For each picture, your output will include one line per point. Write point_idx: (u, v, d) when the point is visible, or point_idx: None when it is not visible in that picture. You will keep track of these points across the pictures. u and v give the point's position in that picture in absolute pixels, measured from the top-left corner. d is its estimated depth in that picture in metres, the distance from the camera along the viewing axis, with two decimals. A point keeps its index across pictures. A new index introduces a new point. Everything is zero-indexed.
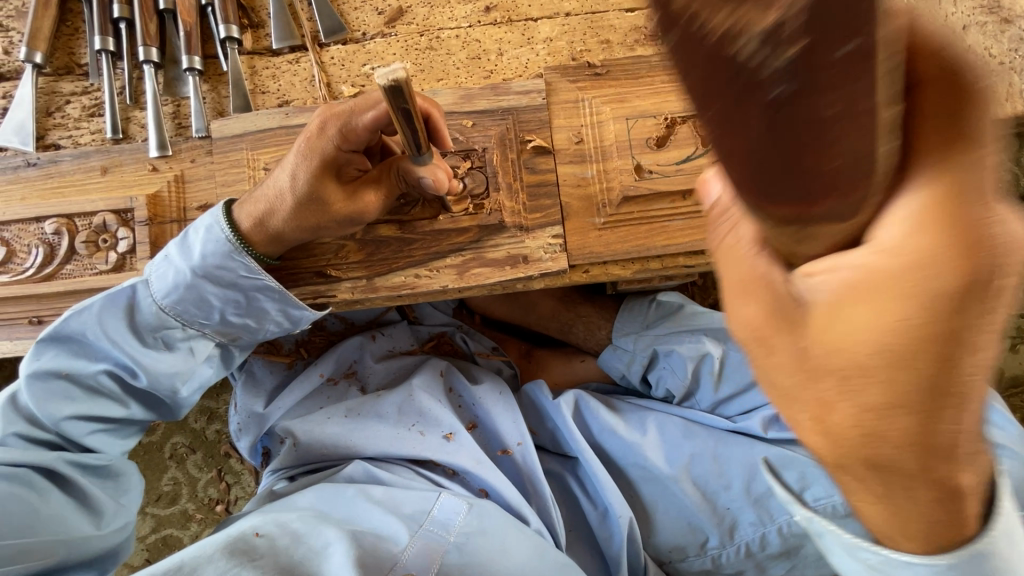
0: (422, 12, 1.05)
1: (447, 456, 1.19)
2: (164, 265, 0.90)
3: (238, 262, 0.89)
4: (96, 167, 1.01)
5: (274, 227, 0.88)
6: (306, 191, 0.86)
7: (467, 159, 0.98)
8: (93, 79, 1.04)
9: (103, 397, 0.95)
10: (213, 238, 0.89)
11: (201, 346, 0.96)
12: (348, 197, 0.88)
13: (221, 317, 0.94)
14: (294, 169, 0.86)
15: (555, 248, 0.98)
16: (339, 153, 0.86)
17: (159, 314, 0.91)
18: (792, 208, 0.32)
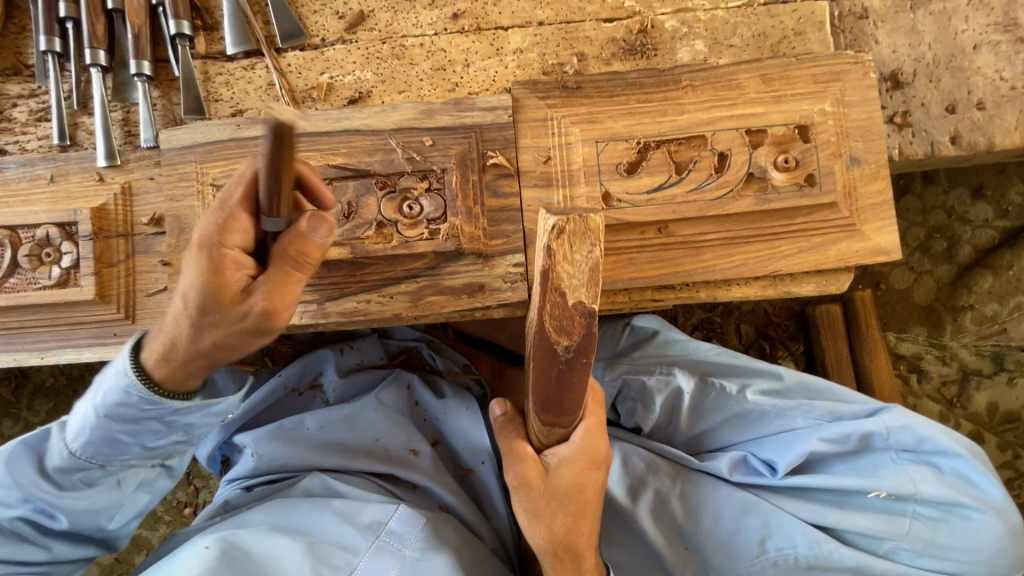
0: (385, 17, 0.99)
1: (408, 470, 1.16)
2: (74, 408, 0.84)
3: (137, 397, 0.79)
4: (41, 176, 0.97)
5: (182, 352, 0.77)
6: (194, 305, 0.73)
7: (425, 180, 0.93)
8: (40, 82, 1.00)
9: (29, 543, 0.90)
10: (112, 380, 0.80)
11: (128, 479, 0.90)
12: (239, 298, 0.73)
13: (140, 448, 0.86)
14: (183, 287, 0.74)
15: (515, 278, 0.93)
16: (223, 249, 0.71)
17: (72, 459, 0.85)
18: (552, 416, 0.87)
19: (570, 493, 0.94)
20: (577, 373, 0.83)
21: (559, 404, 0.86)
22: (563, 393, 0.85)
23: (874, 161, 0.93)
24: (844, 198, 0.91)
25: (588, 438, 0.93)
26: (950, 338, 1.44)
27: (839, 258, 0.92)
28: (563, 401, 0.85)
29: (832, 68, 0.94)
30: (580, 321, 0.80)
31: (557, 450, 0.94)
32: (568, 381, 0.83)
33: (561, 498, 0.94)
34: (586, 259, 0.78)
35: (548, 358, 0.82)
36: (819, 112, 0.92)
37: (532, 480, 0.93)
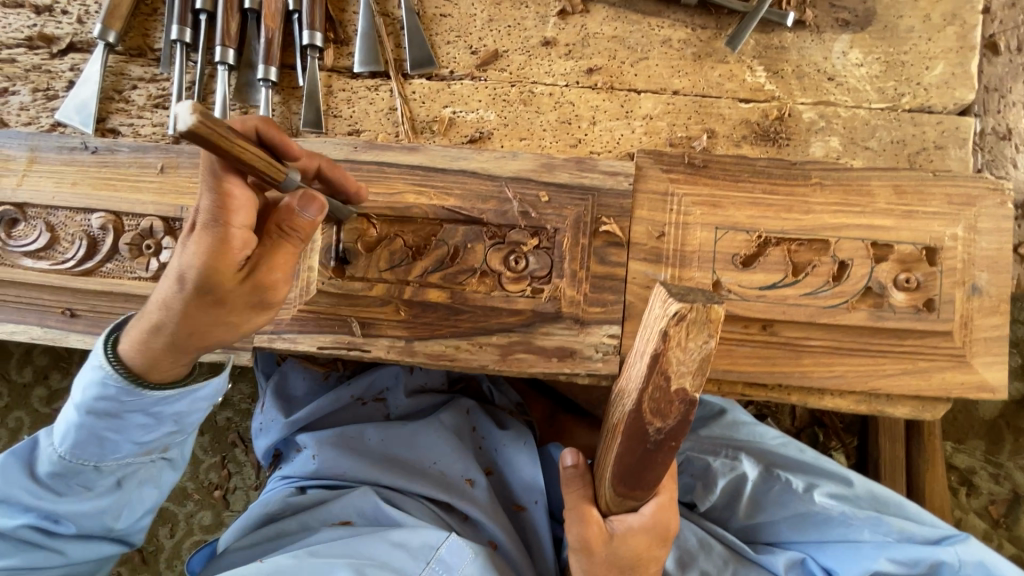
0: (518, 60, 0.96)
1: (463, 502, 1.15)
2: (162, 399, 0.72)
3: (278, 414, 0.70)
4: (152, 164, 0.96)
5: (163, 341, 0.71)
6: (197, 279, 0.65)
7: (535, 237, 0.91)
8: (163, 69, 0.99)
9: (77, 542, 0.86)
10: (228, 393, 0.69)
11: (145, 475, 0.85)
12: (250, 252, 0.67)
13: (132, 445, 0.80)
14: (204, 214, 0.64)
15: (609, 349, 0.91)
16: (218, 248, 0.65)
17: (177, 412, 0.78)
18: (628, 490, 0.84)
19: (632, 564, 0.91)
20: (661, 455, 0.76)
21: (637, 482, 0.82)
22: (642, 470, 0.79)
23: (996, 294, 0.89)
24: (959, 327, 0.89)
25: (658, 513, 0.91)
26: (1008, 458, 1.41)
27: (942, 387, 0.89)
28: (644, 476, 0.81)
29: (970, 190, 0.90)
30: (677, 414, 0.72)
31: (626, 518, 0.91)
32: (651, 465, 0.78)
33: (620, 565, 0.91)
34: (702, 350, 0.67)
35: (636, 440, 0.76)
36: (950, 236, 0.89)
37: (596, 544, 0.89)
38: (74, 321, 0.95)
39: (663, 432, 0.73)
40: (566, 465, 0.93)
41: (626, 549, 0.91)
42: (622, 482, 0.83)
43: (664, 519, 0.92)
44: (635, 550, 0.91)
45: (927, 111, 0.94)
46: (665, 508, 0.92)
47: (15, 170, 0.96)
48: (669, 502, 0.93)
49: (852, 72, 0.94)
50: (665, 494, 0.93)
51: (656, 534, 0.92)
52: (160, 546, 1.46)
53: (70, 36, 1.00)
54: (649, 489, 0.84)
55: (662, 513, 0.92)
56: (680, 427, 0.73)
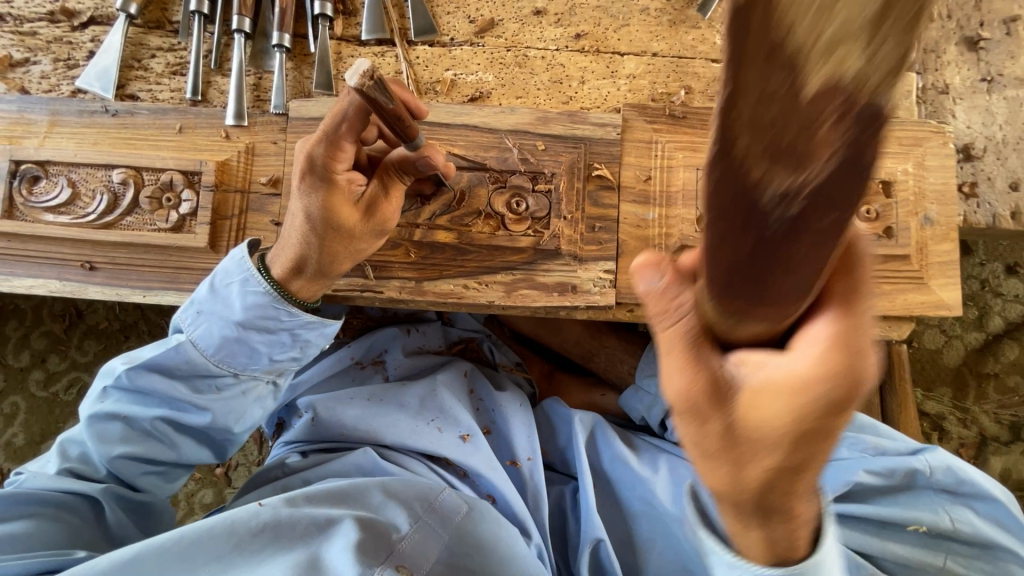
0: (513, 27, 1.06)
1: (461, 457, 1.15)
2: (198, 316, 0.89)
3: (281, 311, 0.88)
4: (170, 124, 1.01)
5: (313, 267, 0.87)
6: (321, 220, 0.84)
7: (533, 181, 0.99)
8: (181, 38, 1.06)
9: (155, 438, 0.93)
10: (251, 290, 0.87)
11: (252, 389, 0.94)
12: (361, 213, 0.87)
13: (267, 360, 0.92)
14: (303, 205, 0.85)
15: (605, 283, 0.99)
16: (337, 172, 0.85)
17: (205, 364, 0.90)
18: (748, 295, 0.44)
19: (784, 439, 0.50)
20: (812, 232, 0.39)
21: (762, 284, 0.43)
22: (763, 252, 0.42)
23: (945, 223, 1.00)
24: (916, 252, 0.99)
25: (821, 353, 0.47)
26: (973, 403, 1.52)
27: (905, 307, 0.99)
28: (771, 268, 0.42)
29: (917, 133, 1.02)
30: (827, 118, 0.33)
31: (766, 359, 0.49)
32: (777, 257, 0.41)
33: (742, 442, 0.51)
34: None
35: (734, 215, 0.40)
36: (902, 171, 1.00)
37: (707, 399, 0.51)
38: (93, 274, 0.99)
39: (796, 198, 0.37)
40: (652, 289, 0.53)
41: (763, 413, 0.50)
42: (720, 286, 0.45)
43: (841, 376, 0.47)
44: (775, 418, 0.49)
45: None
46: (845, 315, 0.48)
47: (38, 132, 1.01)
48: (842, 305, 0.48)
49: None
50: (835, 311, 0.48)
51: (829, 410, 0.48)
52: None
53: (92, 11, 1.06)
54: (792, 306, 0.45)
55: (823, 376, 0.47)
56: (861, 143, 0.34)
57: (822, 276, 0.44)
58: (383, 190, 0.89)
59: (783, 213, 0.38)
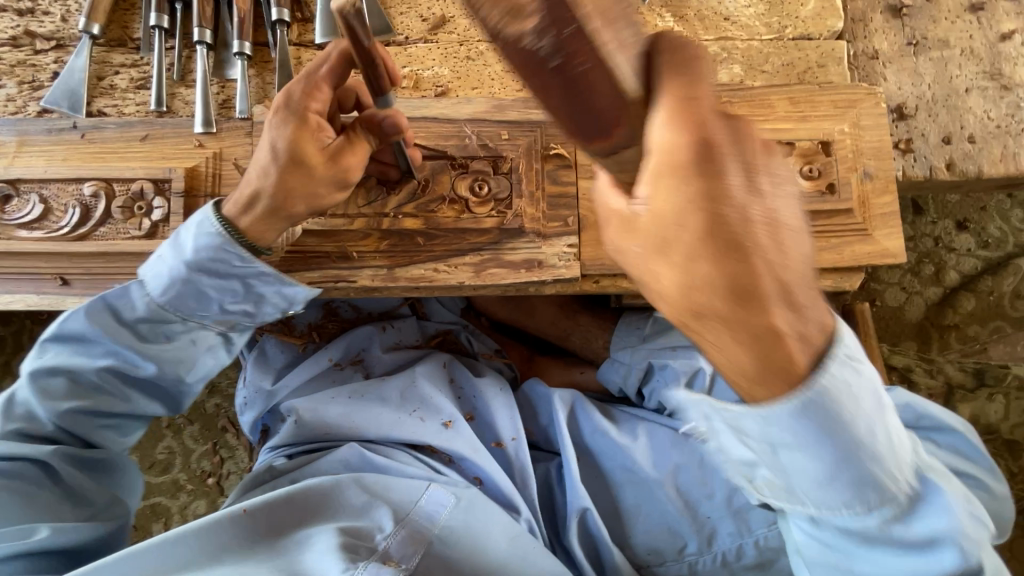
0: (463, 23, 1.12)
1: (444, 443, 1.16)
2: (158, 263, 0.89)
3: (235, 254, 0.88)
4: (138, 136, 1.05)
5: (265, 204, 0.88)
6: (285, 154, 0.87)
7: (494, 164, 1.04)
8: (143, 53, 1.10)
9: (104, 393, 0.93)
10: (206, 231, 0.87)
11: (202, 338, 0.94)
12: (327, 158, 0.90)
13: (219, 308, 0.91)
14: (271, 137, 0.88)
15: (569, 257, 1.03)
16: (310, 109, 0.89)
17: (158, 311, 0.89)
18: (602, 141, 0.58)
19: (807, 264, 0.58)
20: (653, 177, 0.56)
21: (602, 125, 0.56)
22: (704, 152, 0.53)
23: (883, 177, 1.06)
24: (858, 206, 1.05)
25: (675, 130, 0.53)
26: (937, 354, 1.59)
27: (853, 258, 1.05)
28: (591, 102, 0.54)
29: (850, 96, 1.08)
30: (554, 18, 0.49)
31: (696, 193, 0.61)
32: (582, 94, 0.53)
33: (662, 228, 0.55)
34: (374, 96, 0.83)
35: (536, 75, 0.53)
36: (838, 131, 1.06)
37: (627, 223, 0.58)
38: (69, 286, 1.01)
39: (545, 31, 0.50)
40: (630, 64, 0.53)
41: (664, 206, 0.55)
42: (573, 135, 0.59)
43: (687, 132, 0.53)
44: (675, 189, 0.54)
45: (808, 38, 1.13)
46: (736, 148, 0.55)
47: (8, 152, 1.03)
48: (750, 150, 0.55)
49: (742, 11, 1.13)
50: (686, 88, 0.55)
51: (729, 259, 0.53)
52: None
53: (55, 34, 1.09)
54: (620, 112, 0.55)
55: (696, 201, 0.53)
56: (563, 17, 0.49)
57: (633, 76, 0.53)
58: (348, 142, 0.91)
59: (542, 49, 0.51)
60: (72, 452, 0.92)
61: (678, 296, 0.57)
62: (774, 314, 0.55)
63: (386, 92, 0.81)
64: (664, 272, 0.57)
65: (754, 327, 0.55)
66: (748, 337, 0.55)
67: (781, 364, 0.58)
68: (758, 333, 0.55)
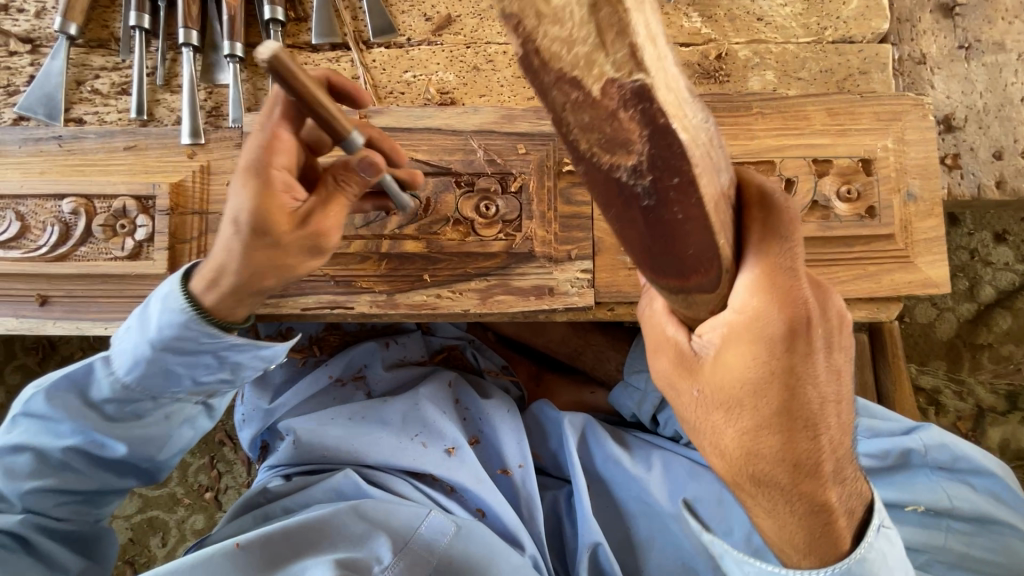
0: (471, 23, 1.02)
1: (446, 472, 1.09)
2: (124, 337, 0.83)
3: (197, 329, 0.79)
4: (119, 147, 0.97)
5: (234, 281, 0.77)
6: (250, 226, 0.72)
7: (502, 182, 0.96)
8: (124, 56, 1.01)
9: (73, 470, 0.89)
10: (167, 307, 0.79)
11: (177, 413, 0.88)
12: (296, 222, 0.74)
13: (191, 382, 0.84)
14: (233, 206, 0.74)
15: (583, 283, 0.95)
16: (274, 170, 0.73)
17: (124, 391, 0.83)
18: (675, 280, 0.53)
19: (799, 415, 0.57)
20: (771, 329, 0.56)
21: (678, 268, 0.51)
22: (792, 335, 0.54)
23: (929, 199, 0.97)
24: (900, 230, 0.96)
25: (765, 299, 0.53)
26: (967, 374, 1.51)
27: (892, 287, 0.96)
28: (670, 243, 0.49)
29: (895, 107, 0.98)
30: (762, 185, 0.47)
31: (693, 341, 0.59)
32: (668, 239, 0.48)
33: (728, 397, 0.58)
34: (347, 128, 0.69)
35: (619, 208, 0.48)
36: (881, 147, 0.96)
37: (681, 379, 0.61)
38: (49, 308, 0.95)
39: (644, 171, 0.44)
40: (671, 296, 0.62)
41: (737, 374, 0.57)
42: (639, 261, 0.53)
43: (779, 303, 0.54)
44: (749, 358, 0.55)
45: (849, 41, 1.03)
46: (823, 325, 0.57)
47: None
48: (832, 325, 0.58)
49: (778, 11, 1.02)
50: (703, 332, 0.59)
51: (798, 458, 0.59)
52: (153, 556, 1.44)
53: (30, 34, 1.01)
54: (710, 260, 0.50)
55: (775, 373, 0.56)
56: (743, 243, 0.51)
57: (724, 235, 0.50)
58: (321, 199, 0.75)
59: (639, 186, 0.45)
60: (46, 523, 0.90)
61: (738, 459, 0.62)
62: (830, 491, 0.62)
63: (347, 139, 0.68)
64: (729, 433, 0.60)
65: (813, 503, 0.63)
66: (806, 513, 0.63)
67: (831, 541, 0.65)
68: (816, 508, 0.63)
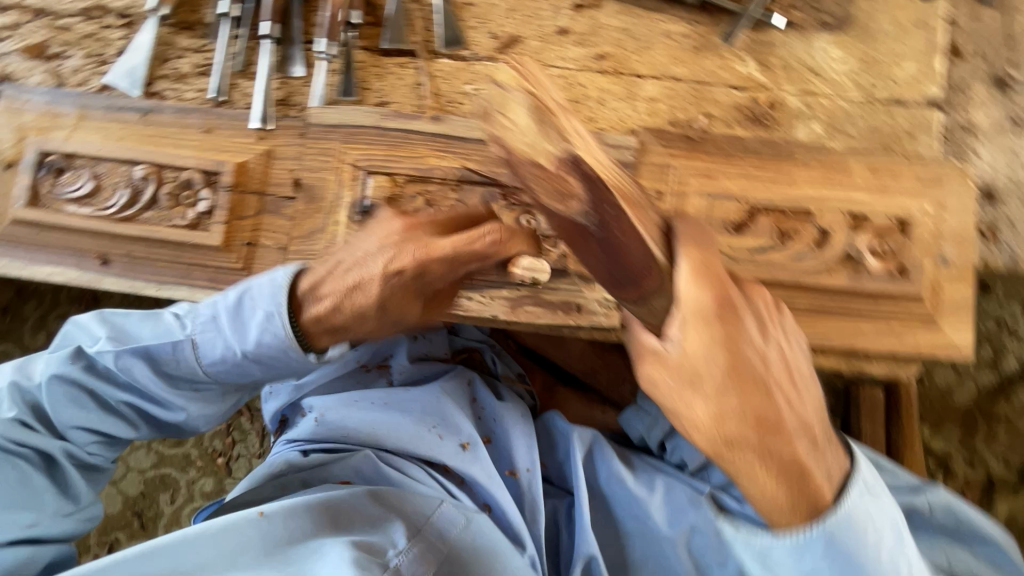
0: (535, 45, 1.07)
1: (461, 466, 1.12)
2: (212, 329, 0.91)
3: (291, 355, 0.92)
4: (195, 125, 1.05)
5: (338, 322, 0.90)
6: (397, 276, 0.90)
7: (546, 198, 1.00)
8: (209, 40, 1.09)
9: (119, 419, 0.96)
10: (272, 328, 0.89)
11: (232, 395, 1.00)
12: (420, 262, 0.93)
13: (258, 378, 0.95)
14: (379, 269, 0.88)
15: (611, 304, 0.98)
16: (423, 224, 0.93)
17: (193, 370, 0.93)
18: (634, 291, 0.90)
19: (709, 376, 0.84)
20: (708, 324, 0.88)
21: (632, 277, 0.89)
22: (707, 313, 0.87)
23: (962, 265, 0.98)
24: (929, 293, 0.97)
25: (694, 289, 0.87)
26: (982, 444, 1.49)
27: (916, 348, 0.97)
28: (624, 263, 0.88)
29: (937, 172, 1.00)
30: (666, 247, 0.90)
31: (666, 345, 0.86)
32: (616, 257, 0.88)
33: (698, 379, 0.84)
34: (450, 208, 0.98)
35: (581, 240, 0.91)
36: (919, 209, 0.98)
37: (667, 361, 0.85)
38: (108, 266, 1.01)
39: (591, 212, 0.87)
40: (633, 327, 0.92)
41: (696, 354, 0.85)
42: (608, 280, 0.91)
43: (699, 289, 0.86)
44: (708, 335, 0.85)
45: (899, 103, 1.05)
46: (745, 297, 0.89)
47: (67, 126, 1.04)
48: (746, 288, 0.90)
49: (833, 66, 1.06)
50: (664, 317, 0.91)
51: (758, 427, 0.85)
52: (160, 512, 1.49)
53: (127, 11, 1.10)
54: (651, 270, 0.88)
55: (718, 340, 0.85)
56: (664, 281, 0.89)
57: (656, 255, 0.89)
58: (452, 241, 0.96)
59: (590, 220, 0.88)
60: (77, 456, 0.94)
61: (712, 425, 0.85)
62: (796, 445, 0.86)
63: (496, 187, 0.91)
64: (699, 404, 0.84)
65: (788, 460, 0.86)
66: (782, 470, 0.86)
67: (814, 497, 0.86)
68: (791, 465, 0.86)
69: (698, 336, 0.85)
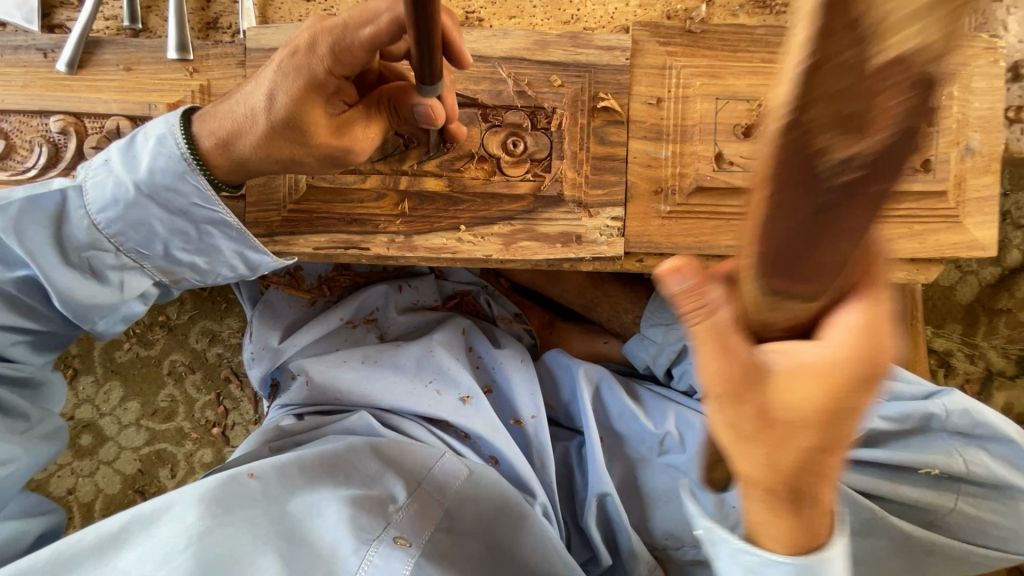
0: None
1: (461, 420, 1.07)
2: (103, 172, 0.74)
3: (191, 188, 0.74)
4: (112, 62, 0.88)
5: (242, 151, 0.74)
6: (283, 115, 0.71)
7: (532, 118, 0.88)
8: None
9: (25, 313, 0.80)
10: (164, 151, 0.73)
11: (132, 283, 0.79)
12: (333, 131, 0.74)
13: (163, 249, 0.78)
14: (273, 84, 0.71)
15: (613, 232, 0.89)
16: (330, 77, 0.70)
17: (91, 232, 0.75)
18: (785, 266, 0.46)
19: (823, 417, 0.55)
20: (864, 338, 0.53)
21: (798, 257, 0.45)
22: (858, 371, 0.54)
23: (988, 153, 0.90)
24: (953, 187, 0.90)
25: (856, 330, 0.52)
26: (982, 339, 1.49)
27: (936, 248, 0.91)
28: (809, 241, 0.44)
29: (965, 49, 0.90)
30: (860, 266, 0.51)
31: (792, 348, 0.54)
32: (826, 220, 0.42)
33: (787, 422, 0.56)
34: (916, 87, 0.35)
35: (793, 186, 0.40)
36: (946, 94, 0.88)
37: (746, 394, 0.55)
38: None
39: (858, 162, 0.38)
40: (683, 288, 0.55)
41: (804, 389, 0.54)
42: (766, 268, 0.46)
43: (865, 336, 0.52)
44: (788, 450, 0.57)
45: None
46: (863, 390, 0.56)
47: None
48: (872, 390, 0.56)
49: None
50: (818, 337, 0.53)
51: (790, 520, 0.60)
52: (162, 487, 1.45)
53: None
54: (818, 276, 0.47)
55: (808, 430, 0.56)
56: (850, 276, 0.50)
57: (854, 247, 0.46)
58: (364, 115, 0.77)
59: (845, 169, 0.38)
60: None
61: (775, 475, 0.58)
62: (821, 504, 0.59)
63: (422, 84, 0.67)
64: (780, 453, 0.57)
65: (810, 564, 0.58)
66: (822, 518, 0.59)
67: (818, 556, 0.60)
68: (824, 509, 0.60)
69: (806, 374, 0.54)
